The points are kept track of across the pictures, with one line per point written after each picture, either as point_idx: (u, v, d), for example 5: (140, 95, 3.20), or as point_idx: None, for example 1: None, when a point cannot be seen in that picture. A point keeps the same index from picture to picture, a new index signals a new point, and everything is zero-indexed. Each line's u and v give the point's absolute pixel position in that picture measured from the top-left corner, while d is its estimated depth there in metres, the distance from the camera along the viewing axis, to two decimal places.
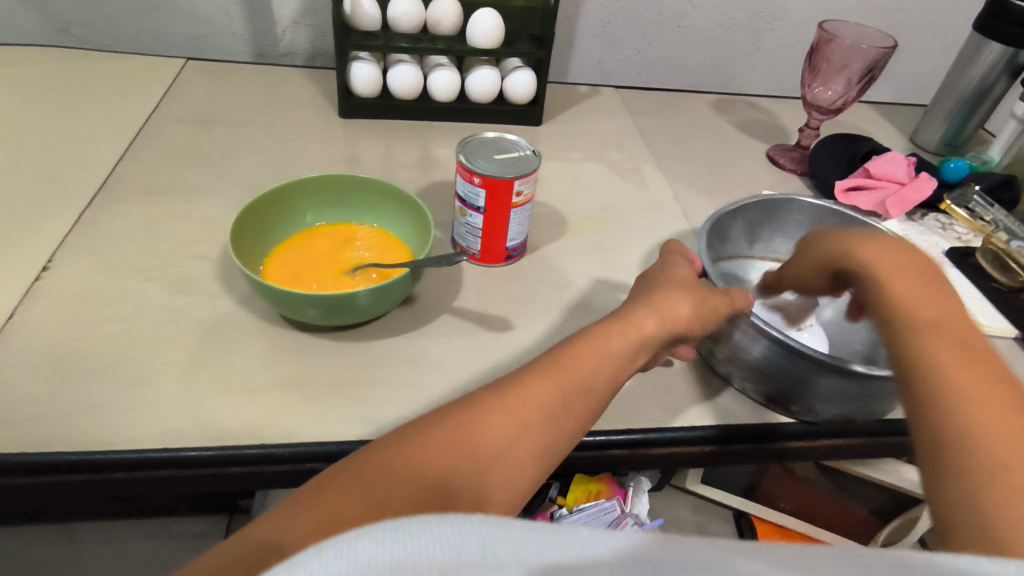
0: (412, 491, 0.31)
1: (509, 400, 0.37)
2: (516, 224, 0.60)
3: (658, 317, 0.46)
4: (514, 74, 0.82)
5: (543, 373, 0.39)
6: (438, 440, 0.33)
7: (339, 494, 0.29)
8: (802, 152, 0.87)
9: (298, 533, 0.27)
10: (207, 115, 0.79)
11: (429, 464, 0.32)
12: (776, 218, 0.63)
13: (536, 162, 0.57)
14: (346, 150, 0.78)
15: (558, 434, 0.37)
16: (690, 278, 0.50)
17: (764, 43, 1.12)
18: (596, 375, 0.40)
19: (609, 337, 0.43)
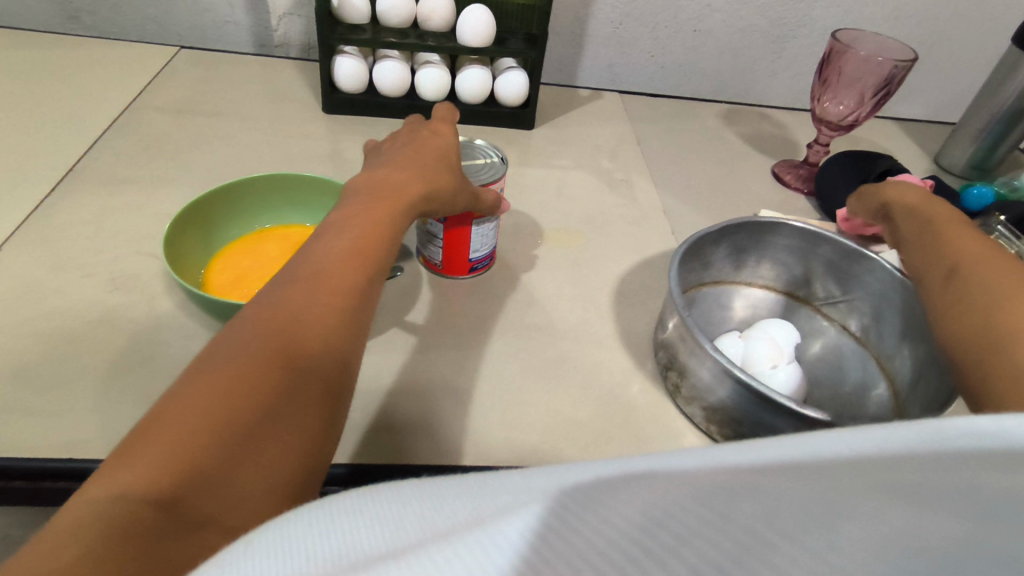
0: (247, 405, 0.30)
1: (306, 294, 0.36)
2: (480, 237, 0.58)
3: (427, 181, 0.48)
4: (506, 75, 0.79)
5: (323, 252, 0.40)
6: (255, 351, 0.33)
7: (166, 426, 0.28)
8: (810, 170, 0.81)
9: (136, 479, 0.25)
10: (188, 105, 0.77)
11: (250, 375, 0.31)
12: (764, 242, 0.57)
13: (503, 170, 0.58)
14: (326, 147, 0.76)
15: (368, 291, 0.40)
16: (430, 147, 0.53)
17: (785, 52, 1.06)
18: (382, 238, 0.42)
19: (386, 200, 0.45)
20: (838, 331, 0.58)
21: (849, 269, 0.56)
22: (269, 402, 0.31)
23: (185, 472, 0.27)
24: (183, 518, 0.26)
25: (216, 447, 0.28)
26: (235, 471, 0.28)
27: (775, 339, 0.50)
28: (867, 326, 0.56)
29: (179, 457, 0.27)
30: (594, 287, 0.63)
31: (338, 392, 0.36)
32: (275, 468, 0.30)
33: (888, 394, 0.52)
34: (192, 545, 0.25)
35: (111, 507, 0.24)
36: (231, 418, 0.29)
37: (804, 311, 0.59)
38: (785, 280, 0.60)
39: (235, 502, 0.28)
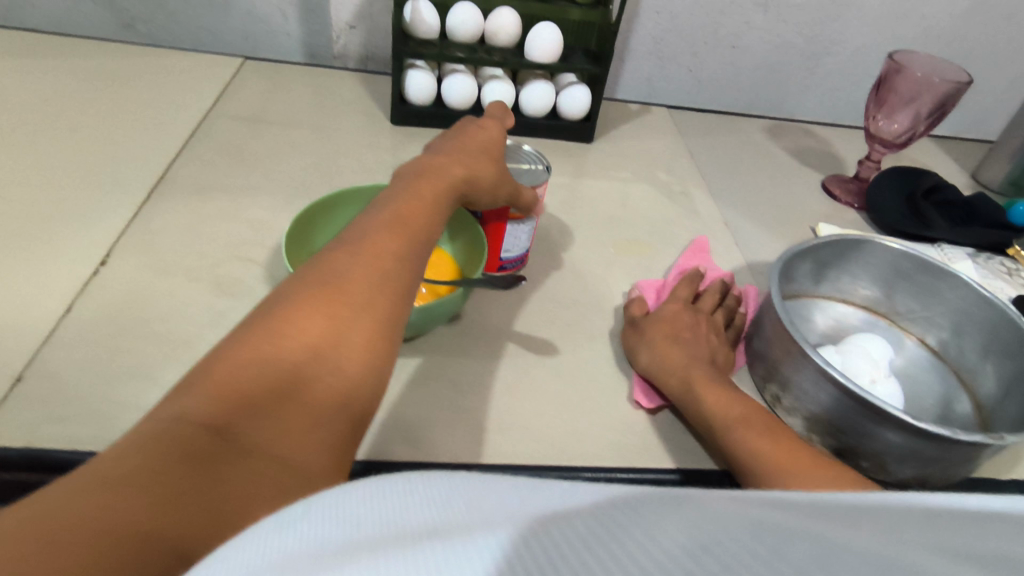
0: (296, 351, 0.36)
1: (363, 255, 0.41)
2: (514, 237, 0.61)
3: (469, 168, 0.54)
4: (569, 91, 0.81)
5: (385, 232, 0.44)
6: (312, 301, 0.38)
7: (230, 362, 0.34)
8: (858, 185, 0.85)
9: (199, 407, 0.31)
10: (260, 114, 0.79)
11: (306, 323, 0.36)
12: (848, 258, 0.62)
13: (544, 176, 0.61)
14: (394, 157, 0.78)
15: (414, 268, 0.44)
16: (479, 142, 0.59)
17: (820, 68, 1.09)
18: (425, 217, 0.48)
19: (426, 187, 0.51)
20: (917, 345, 0.61)
21: (930, 286, 0.60)
22: (321, 358, 0.36)
23: (242, 403, 0.33)
24: (233, 442, 0.31)
25: (268, 385, 0.34)
26: (282, 412, 0.34)
27: (868, 353, 0.53)
28: (946, 341, 0.60)
29: (237, 392, 0.33)
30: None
31: (387, 356, 0.39)
32: (319, 408, 0.35)
33: (973, 408, 0.55)
34: (240, 466, 0.30)
35: (181, 425, 0.30)
36: (283, 368, 0.35)
37: (883, 325, 0.63)
38: (863, 294, 0.64)
39: (280, 434, 0.33)
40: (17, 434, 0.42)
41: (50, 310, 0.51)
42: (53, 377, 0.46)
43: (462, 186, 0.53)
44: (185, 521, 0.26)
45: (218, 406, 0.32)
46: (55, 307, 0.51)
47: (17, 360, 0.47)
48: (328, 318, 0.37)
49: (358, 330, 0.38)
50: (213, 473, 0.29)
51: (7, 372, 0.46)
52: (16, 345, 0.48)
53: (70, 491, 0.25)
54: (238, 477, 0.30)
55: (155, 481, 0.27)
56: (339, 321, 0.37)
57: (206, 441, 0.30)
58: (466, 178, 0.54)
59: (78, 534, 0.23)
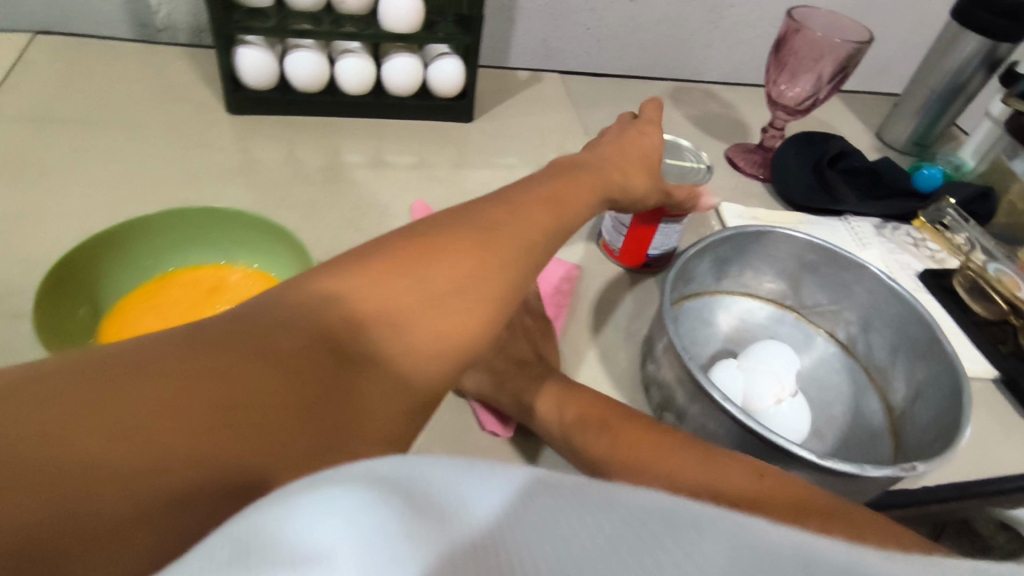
0: (444, 280, 0.31)
1: (516, 211, 0.37)
2: (664, 236, 0.57)
3: (623, 174, 0.49)
4: (438, 63, 0.70)
5: (540, 199, 0.39)
6: (470, 238, 0.33)
7: (390, 264, 0.30)
8: (764, 154, 0.79)
9: (349, 295, 0.29)
10: (56, 110, 0.65)
11: (459, 256, 0.32)
12: (749, 251, 0.55)
13: (708, 179, 0.56)
14: (231, 155, 0.66)
15: (555, 245, 0.38)
16: (644, 144, 0.54)
17: (722, 21, 1.01)
18: (586, 195, 0.44)
19: (583, 172, 0.45)
20: (825, 341, 0.57)
21: (838, 278, 0.54)
22: (458, 300, 0.31)
23: (379, 314, 0.29)
24: (366, 350, 0.28)
25: (409, 302, 0.29)
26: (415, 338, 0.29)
27: (770, 369, 0.47)
28: (854, 335, 0.55)
29: (384, 301, 0.29)
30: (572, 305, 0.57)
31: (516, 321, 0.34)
32: (442, 352, 0.30)
33: (883, 410, 0.51)
34: (363, 380, 0.27)
35: (325, 314, 0.27)
36: (428, 291, 0.30)
37: (790, 320, 0.58)
38: (768, 287, 0.58)
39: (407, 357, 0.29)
40: None
41: None
42: None
43: (616, 182, 0.48)
44: (290, 434, 0.24)
45: (363, 301, 0.28)
46: None
47: None
48: (474, 259, 0.32)
49: (505, 288, 0.32)
50: (336, 380, 0.26)
51: None
52: None
53: (196, 346, 0.24)
54: (359, 392, 0.27)
55: (287, 368, 0.25)
56: (487, 266, 0.32)
57: (343, 345, 0.27)
58: (620, 180, 0.48)
59: (216, 412, 0.22)
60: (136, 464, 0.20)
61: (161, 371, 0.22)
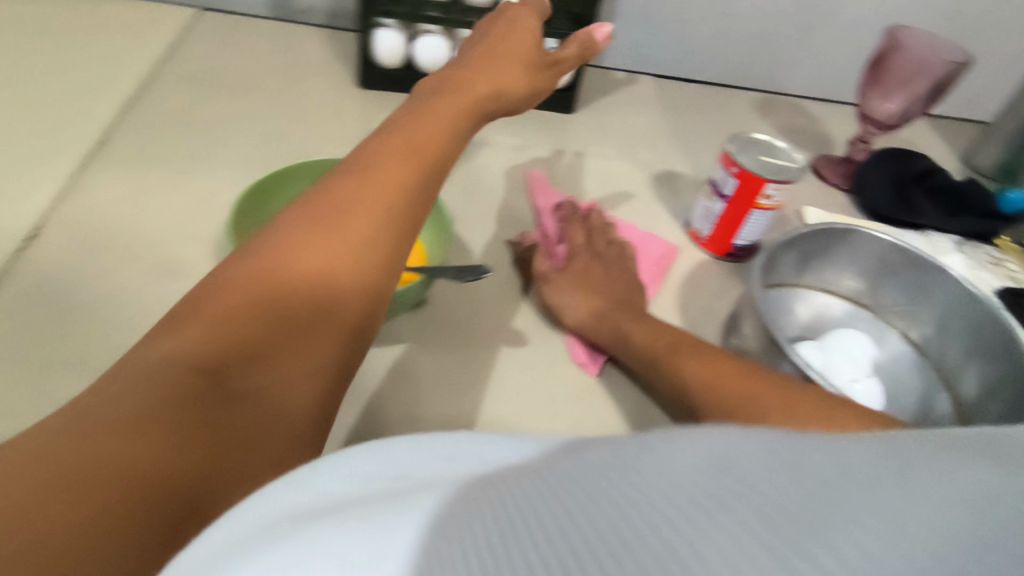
0: (290, 302, 0.37)
1: (369, 180, 0.41)
2: (753, 225, 0.61)
3: (490, 81, 0.53)
4: (549, 56, 0.76)
5: (360, 154, 0.44)
6: (291, 252, 0.38)
7: (198, 315, 0.35)
8: (848, 165, 0.82)
9: (189, 348, 0.33)
10: (218, 73, 0.74)
11: (308, 254, 0.38)
12: (832, 248, 0.59)
13: (798, 175, 0.58)
14: (357, 124, 0.74)
15: (416, 213, 0.43)
16: (517, 44, 0.56)
17: (812, 40, 1.02)
18: (436, 146, 0.46)
19: (436, 114, 0.48)
20: (899, 339, 0.59)
21: (919, 281, 0.57)
22: (309, 318, 0.37)
23: (230, 351, 0.34)
24: (259, 346, 0.35)
25: (286, 303, 0.37)
26: (277, 356, 0.35)
27: (848, 353, 0.51)
28: (928, 336, 0.58)
29: (225, 337, 0.35)
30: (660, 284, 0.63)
31: (377, 308, 0.40)
32: (309, 358, 0.36)
33: (952, 408, 0.54)
34: (284, 350, 0.36)
35: (185, 358, 0.33)
36: (264, 313, 0.36)
37: (866, 318, 0.61)
38: (847, 285, 0.61)
39: (303, 326, 0.37)
40: None
41: None
42: None
43: (482, 102, 0.52)
44: (189, 456, 0.29)
45: (209, 351, 0.34)
46: None
47: None
48: (325, 254, 0.38)
49: (363, 275, 0.39)
50: (209, 412, 0.32)
51: None
52: None
53: (65, 424, 0.29)
54: (274, 364, 0.35)
55: (172, 405, 0.31)
56: (347, 246, 0.39)
57: (229, 356, 0.34)
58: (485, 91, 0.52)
59: (120, 450, 0.28)
60: (71, 528, 0.25)
61: (52, 445, 0.27)
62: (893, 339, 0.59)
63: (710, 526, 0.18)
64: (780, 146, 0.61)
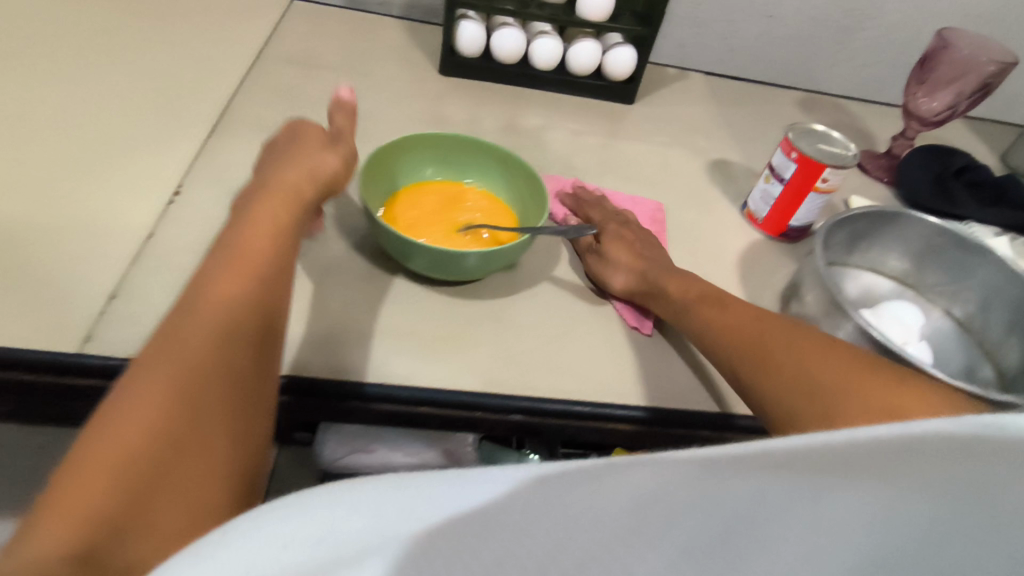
0: (156, 440, 0.33)
1: (207, 302, 0.38)
2: (808, 207, 0.67)
3: (314, 175, 0.50)
4: (615, 51, 0.82)
5: (220, 265, 0.40)
6: (164, 388, 0.34)
7: (69, 477, 0.30)
8: (890, 161, 0.87)
9: (56, 547, 0.28)
10: (311, 59, 0.81)
11: (154, 396, 0.34)
12: (882, 230, 0.65)
13: (853, 161, 0.63)
14: (436, 109, 0.80)
15: (266, 317, 0.41)
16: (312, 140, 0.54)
17: (852, 44, 1.07)
18: (270, 244, 0.43)
19: (266, 200, 0.46)
20: (942, 316, 0.65)
21: (963, 261, 0.63)
22: (203, 440, 0.35)
23: (100, 530, 0.30)
24: (139, 506, 0.31)
25: (155, 444, 0.32)
26: (163, 499, 0.32)
27: (901, 319, 0.56)
28: (971, 313, 0.63)
29: (96, 508, 0.30)
30: (721, 259, 0.68)
31: (257, 407, 0.39)
32: (206, 482, 0.35)
33: (995, 376, 0.60)
34: (159, 503, 0.32)
35: (51, 546, 0.28)
36: (143, 458, 0.32)
37: (910, 296, 0.66)
38: (893, 265, 0.67)
39: (190, 464, 0.34)
40: (117, 347, 0.47)
41: (135, 235, 0.55)
42: (143, 297, 0.50)
43: (305, 192, 0.49)
44: None
45: (73, 536, 0.29)
46: (138, 233, 0.55)
47: (109, 279, 0.51)
48: (178, 392, 0.34)
49: (235, 390, 0.37)
50: None
51: (104, 288, 0.50)
52: (109, 262, 0.52)
53: None
54: (158, 518, 0.32)
55: None
56: (202, 374, 0.36)
57: (104, 531, 0.30)
58: (308, 184, 0.50)
59: None
60: None
61: None
62: (935, 315, 0.65)
63: (631, 548, 0.25)
64: (835, 135, 0.67)
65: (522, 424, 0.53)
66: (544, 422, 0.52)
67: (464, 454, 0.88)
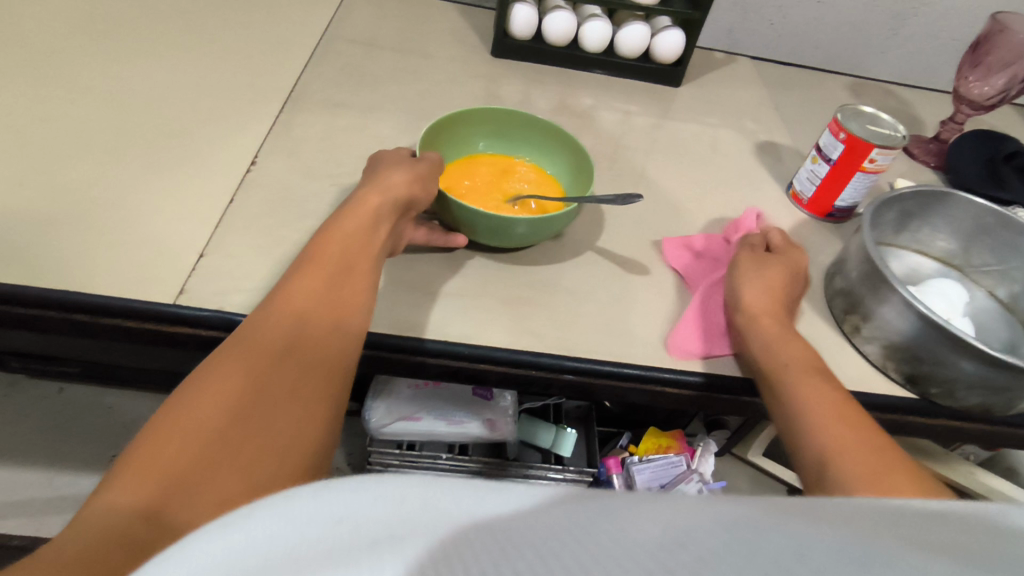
0: (221, 412, 0.38)
1: (278, 305, 0.45)
2: (854, 188, 0.67)
3: (388, 195, 0.55)
4: (664, 34, 0.84)
5: (299, 273, 0.48)
6: (241, 370, 0.41)
7: (156, 439, 0.36)
8: (939, 145, 0.87)
9: (125, 498, 0.32)
10: (373, 40, 0.85)
11: (224, 378, 0.40)
12: (930, 210, 0.65)
13: (901, 142, 0.64)
14: (490, 88, 0.83)
15: (330, 319, 0.46)
16: (400, 160, 0.59)
17: (905, 29, 1.06)
18: (340, 264, 0.49)
19: (344, 219, 0.53)
20: (987, 296, 0.66)
21: (1011, 242, 0.63)
22: (262, 414, 0.39)
23: (167, 485, 0.34)
24: (191, 478, 0.35)
25: (220, 419, 0.38)
26: (226, 464, 0.36)
27: (945, 294, 0.58)
28: (1017, 294, 0.64)
29: (166, 463, 0.34)
30: (768, 236, 0.70)
31: (328, 396, 0.44)
32: (265, 454, 0.38)
33: None
34: (215, 470, 0.35)
35: (125, 493, 0.32)
36: (214, 427, 0.37)
37: (955, 276, 0.67)
38: (940, 246, 0.68)
39: (247, 440, 0.38)
40: (206, 300, 0.52)
41: (219, 198, 0.60)
42: (228, 254, 0.56)
43: (384, 210, 0.54)
44: None
45: (143, 491, 0.33)
46: (223, 197, 0.60)
47: (200, 237, 0.56)
48: (244, 375, 0.40)
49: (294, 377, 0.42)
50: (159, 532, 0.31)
51: (194, 246, 0.55)
52: (198, 221, 0.57)
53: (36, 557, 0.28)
54: (206, 487, 0.35)
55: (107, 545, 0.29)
56: (266, 364, 0.42)
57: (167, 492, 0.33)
58: (385, 202, 0.54)
59: None
60: None
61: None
62: (979, 296, 0.66)
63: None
64: (886, 117, 0.67)
65: (574, 384, 0.56)
66: (595, 383, 0.56)
67: (503, 427, 0.93)
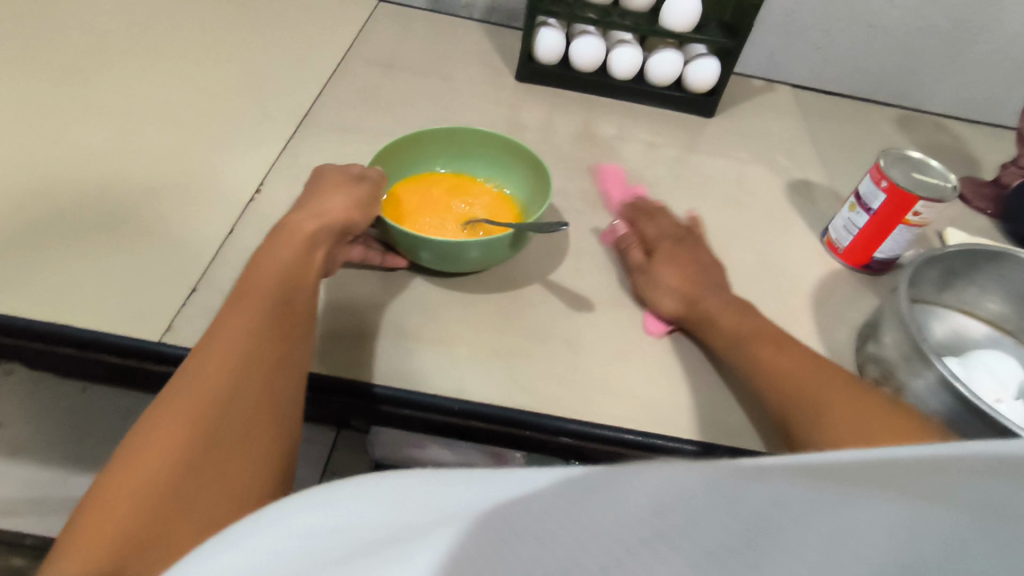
0: (166, 464, 0.36)
1: (214, 344, 0.43)
2: (895, 241, 0.62)
3: (324, 219, 0.53)
4: (697, 63, 0.80)
5: (235, 309, 0.46)
6: (181, 414, 0.38)
7: (100, 510, 0.34)
8: (996, 190, 0.80)
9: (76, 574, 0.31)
10: (393, 60, 0.83)
11: (165, 427, 0.37)
12: (981, 270, 0.59)
13: (950, 195, 0.58)
14: (509, 113, 0.80)
15: (274, 348, 0.44)
16: (337, 180, 0.57)
17: (963, 58, 0.99)
18: (278, 294, 0.48)
19: (278, 249, 0.51)
20: None
21: None
22: (215, 456, 0.38)
23: (116, 553, 0.32)
24: (145, 539, 0.33)
25: (162, 475, 0.35)
26: (180, 517, 0.34)
27: (993, 371, 0.52)
28: None
29: (113, 530, 0.33)
30: (794, 286, 0.65)
31: (281, 423, 0.42)
32: (225, 496, 0.36)
33: None
34: (170, 526, 0.34)
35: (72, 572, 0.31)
36: (161, 483, 0.35)
37: (1007, 342, 0.61)
38: (991, 309, 0.62)
39: (195, 487, 0.36)
40: (191, 340, 0.51)
41: (217, 229, 0.59)
42: (219, 289, 0.55)
43: (321, 235, 0.53)
44: None
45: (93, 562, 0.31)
46: (221, 227, 0.60)
47: (193, 271, 0.56)
48: (185, 422, 0.38)
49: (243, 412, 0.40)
50: None
51: (186, 279, 0.55)
52: (193, 253, 0.57)
53: None
54: (164, 542, 0.33)
55: None
56: (210, 403, 0.39)
57: (119, 559, 0.32)
58: (323, 227, 0.53)
59: None
60: None
61: None
62: None
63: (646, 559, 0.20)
64: (935, 164, 0.62)
65: (570, 446, 0.53)
66: (593, 446, 0.52)
67: (510, 461, 0.88)
